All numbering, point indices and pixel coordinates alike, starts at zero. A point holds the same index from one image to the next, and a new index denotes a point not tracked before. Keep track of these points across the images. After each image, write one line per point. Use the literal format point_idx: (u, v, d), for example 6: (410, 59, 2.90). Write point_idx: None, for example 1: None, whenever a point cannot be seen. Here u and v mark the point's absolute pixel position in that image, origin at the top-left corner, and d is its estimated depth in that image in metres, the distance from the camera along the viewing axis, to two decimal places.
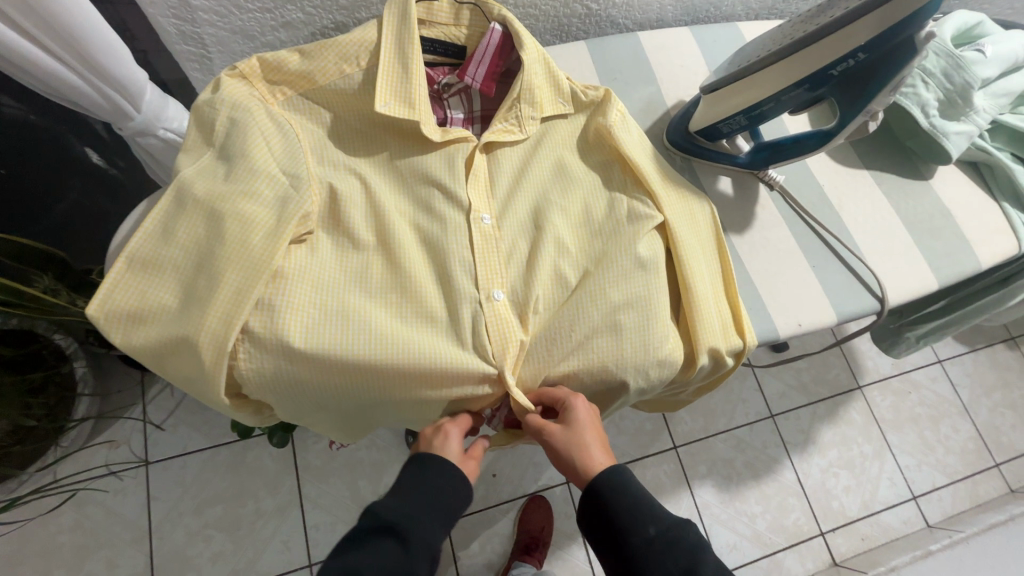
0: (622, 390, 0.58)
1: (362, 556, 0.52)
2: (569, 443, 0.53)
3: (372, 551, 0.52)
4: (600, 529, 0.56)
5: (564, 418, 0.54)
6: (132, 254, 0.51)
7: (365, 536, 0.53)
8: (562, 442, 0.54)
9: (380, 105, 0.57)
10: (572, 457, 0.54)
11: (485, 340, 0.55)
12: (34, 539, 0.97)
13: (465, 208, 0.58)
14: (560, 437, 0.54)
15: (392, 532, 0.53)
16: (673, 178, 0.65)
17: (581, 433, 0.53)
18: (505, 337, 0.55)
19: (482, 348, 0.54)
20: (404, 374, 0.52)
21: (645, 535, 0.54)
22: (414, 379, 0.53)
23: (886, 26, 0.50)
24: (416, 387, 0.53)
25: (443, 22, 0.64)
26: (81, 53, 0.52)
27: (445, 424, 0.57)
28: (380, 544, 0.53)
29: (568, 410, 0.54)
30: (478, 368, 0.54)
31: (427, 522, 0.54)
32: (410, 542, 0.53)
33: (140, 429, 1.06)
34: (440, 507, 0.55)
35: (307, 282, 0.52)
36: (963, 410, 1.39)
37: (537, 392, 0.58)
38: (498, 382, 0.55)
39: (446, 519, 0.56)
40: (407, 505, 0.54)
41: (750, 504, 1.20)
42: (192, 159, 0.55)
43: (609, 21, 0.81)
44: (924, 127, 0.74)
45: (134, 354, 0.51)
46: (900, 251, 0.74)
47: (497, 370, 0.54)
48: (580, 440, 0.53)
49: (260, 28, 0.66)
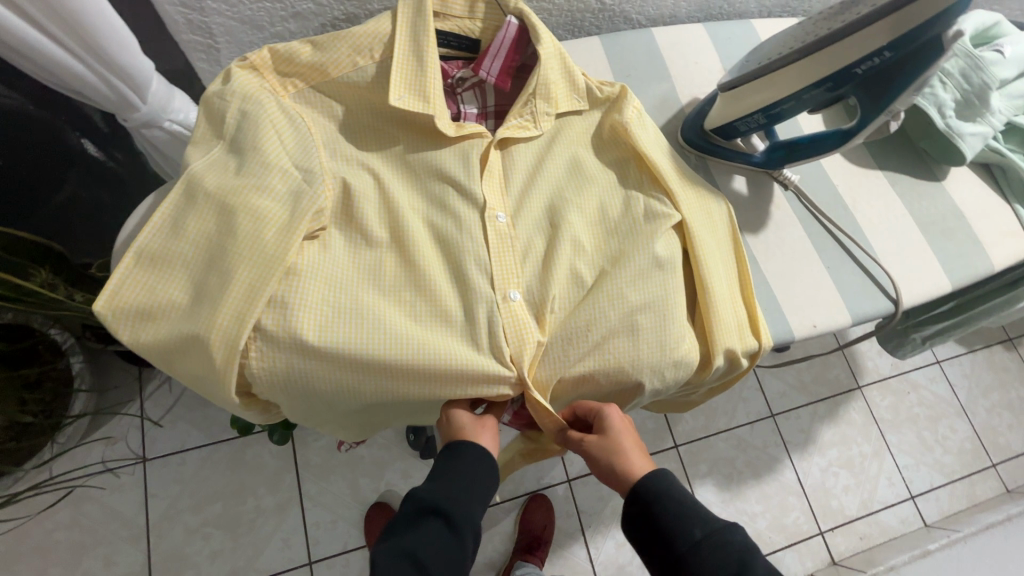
0: (639, 392, 0.57)
1: (412, 538, 0.52)
2: (608, 449, 0.55)
3: (421, 532, 0.53)
4: (644, 537, 0.55)
5: (600, 428, 0.56)
6: (141, 249, 0.50)
7: (408, 520, 0.54)
8: (601, 450, 0.55)
9: (394, 98, 0.56)
10: (614, 465, 0.56)
11: (502, 340, 0.54)
12: (29, 537, 0.95)
13: (480, 205, 0.57)
14: (599, 446, 0.55)
15: (437, 513, 0.53)
16: (690, 177, 0.64)
17: (620, 439, 0.55)
18: (522, 338, 0.54)
19: (499, 348, 0.54)
20: (419, 375, 0.51)
21: (692, 539, 0.53)
22: (429, 381, 0.52)
23: (914, 24, 0.49)
24: (431, 390, 0.52)
25: (458, 15, 0.63)
26: (86, 39, 0.50)
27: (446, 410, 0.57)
28: (428, 525, 0.53)
29: (604, 419, 0.56)
30: (495, 370, 0.53)
31: (468, 500, 0.55)
32: (456, 521, 0.53)
33: (138, 426, 1.04)
34: (477, 486, 0.56)
35: (321, 279, 0.51)
36: (961, 410, 1.39)
37: (569, 407, 0.60)
38: (517, 385, 0.55)
39: (483, 496, 0.56)
40: (450, 488, 0.54)
41: (750, 503, 1.20)
42: (202, 151, 0.54)
43: (622, 16, 0.80)
44: (940, 128, 0.73)
45: (142, 352, 0.50)
46: (913, 253, 0.74)
47: (515, 372, 0.54)
48: (618, 447, 0.55)
49: (270, 19, 0.64)
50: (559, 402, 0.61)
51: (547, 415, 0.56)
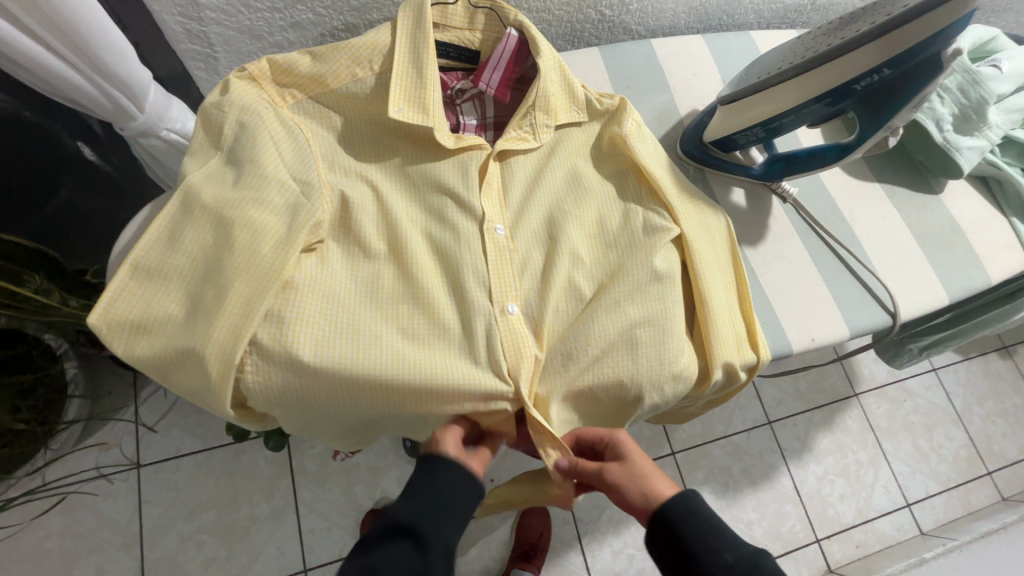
0: (639, 408, 0.57)
1: (377, 559, 0.49)
2: (626, 475, 0.54)
3: (388, 553, 0.49)
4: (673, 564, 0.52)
5: (615, 452, 0.56)
6: (137, 261, 0.49)
7: (378, 541, 0.50)
8: (623, 476, 0.54)
9: (393, 110, 0.56)
10: (641, 492, 0.54)
11: (501, 355, 0.54)
12: (19, 544, 0.94)
13: (479, 218, 0.57)
14: (621, 471, 0.55)
15: (406, 533, 0.50)
16: (689, 190, 0.64)
17: (639, 461, 0.55)
18: (520, 353, 0.54)
19: (497, 362, 0.53)
20: (415, 391, 0.51)
21: (723, 563, 0.50)
22: (425, 397, 0.51)
23: (914, 42, 0.50)
24: (425, 405, 0.52)
25: (457, 26, 0.63)
26: (82, 48, 0.50)
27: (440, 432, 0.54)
28: (395, 546, 0.49)
29: (619, 442, 0.57)
30: (493, 387, 0.53)
31: (442, 520, 0.51)
32: (424, 543, 0.49)
33: (132, 432, 1.03)
34: (454, 506, 0.52)
35: (318, 293, 0.51)
36: (956, 418, 1.40)
37: (574, 435, 0.59)
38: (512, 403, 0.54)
39: (461, 518, 0.52)
40: (421, 506, 0.51)
41: (747, 511, 1.20)
42: (198, 162, 0.53)
43: (622, 27, 0.80)
44: (937, 142, 0.74)
45: (136, 365, 0.50)
46: (911, 266, 0.74)
47: (512, 388, 0.54)
48: (641, 470, 0.55)
49: (269, 28, 0.64)
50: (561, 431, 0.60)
51: (549, 441, 0.55)
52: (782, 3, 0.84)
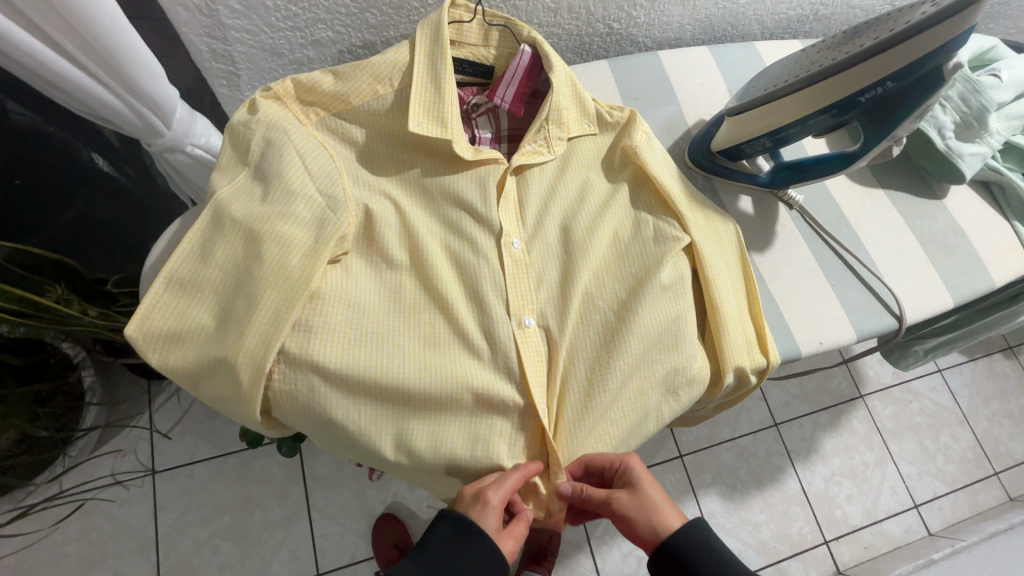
0: (652, 423, 0.58)
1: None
2: (636, 505, 0.56)
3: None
4: None
5: (626, 480, 0.57)
6: (171, 274, 0.52)
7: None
8: (632, 505, 0.56)
9: (413, 124, 0.58)
10: (648, 521, 0.56)
11: (519, 365, 0.56)
12: (38, 550, 0.96)
13: (497, 233, 0.59)
14: (631, 500, 0.56)
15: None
16: (698, 199, 0.66)
17: (649, 491, 0.57)
18: (539, 364, 0.57)
19: (515, 372, 0.56)
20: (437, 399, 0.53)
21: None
22: (444, 406, 0.53)
23: (916, 56, 0.51)
24: (445, 414, 0.53)
25: (472, 43, 0.66)
26: (117, 71, 0.52)
27: (490, 498, 0.50)
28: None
29: (631, 471, 0.56)
30: (510, 400, 0.55)
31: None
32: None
33: (147, 438, 1.05)
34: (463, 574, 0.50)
35: (343, 304, 0.53)
36: (962, 419, 1.41)
37: (581, 462, 0.57)
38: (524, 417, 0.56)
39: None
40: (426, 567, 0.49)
41: (754, 513, 1.21)
42: (227, 178, 0.56)
43: (630, 39, 0.82)
44: (939, 148, 0.76)
45: (169, 374, 0.52)
46: (916, 270, 0.76)
47: (528, 401, 0.56)
48: (650, 500, 0.56)
49: (290, 47, 0.67)
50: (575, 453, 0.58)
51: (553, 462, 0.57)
52: (785, 14, 0.86)
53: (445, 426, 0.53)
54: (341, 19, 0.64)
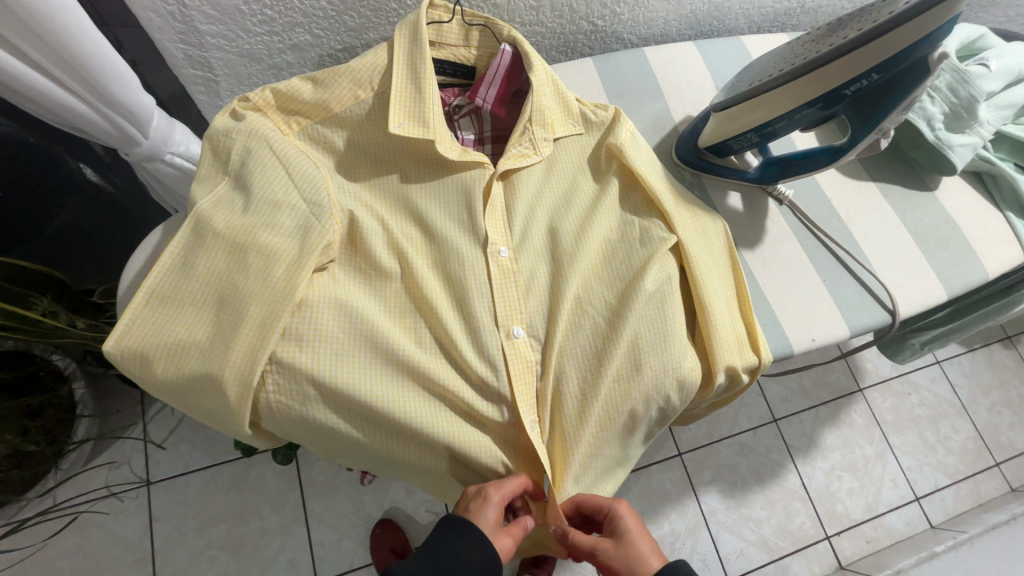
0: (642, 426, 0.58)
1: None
2: (620, 556, 0.54)
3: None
4: None
5: (612, 526, 0.56)
6: (152, 288, 0.51)
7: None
8: (616, 555, 0.54)
9: (394, 126, 0.57)
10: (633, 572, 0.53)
11: (508, 383, 0.56)
12: (32, 565, 0.95)
13: (482, 239, 0.58)
14: (615, 549, 0.54)
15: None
16: (685, 198, 0.65)
17: (634, 540, 0.55)
18: (525, 377, 0.57)
19: (500, 386, 0.55)
20: (427, 405, 0.53)
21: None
22: (435, 410, 0.54)
23: (901, 47, 0.50)
24: (433, 423, 0.53)
25: (452, 43, 0.65)
26: (88, 79, 0.50)
27: (487, 489, 0.52)
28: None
29: (616, 516, 0.56)
30: (486, 412, 0.55)
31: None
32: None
33: (141, 449, 1.04)
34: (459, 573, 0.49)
35: (330, 310, 0.52)
36: (961, 410, 1.40)
37: (574, 500, 0.57)
38: (506, 423, 0.57)
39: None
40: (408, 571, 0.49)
41: (755, 509, 1.20)
42: (207, 188, 0.55)
43: (615, 37, 0.82)
44: (929, 140, 0.75)
45: (156, 390, 0.51)
46: (909, 264, 0.75)
47: (509, 414, 0.56)
48: (635, 546, 0.55)
49: (268, 52, 0.66)
50: (566, 464, 0.57)
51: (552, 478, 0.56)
52: (771, 7, 0.85)
53: (432, 435, 0.53)
54: (319, 22, 0.63)
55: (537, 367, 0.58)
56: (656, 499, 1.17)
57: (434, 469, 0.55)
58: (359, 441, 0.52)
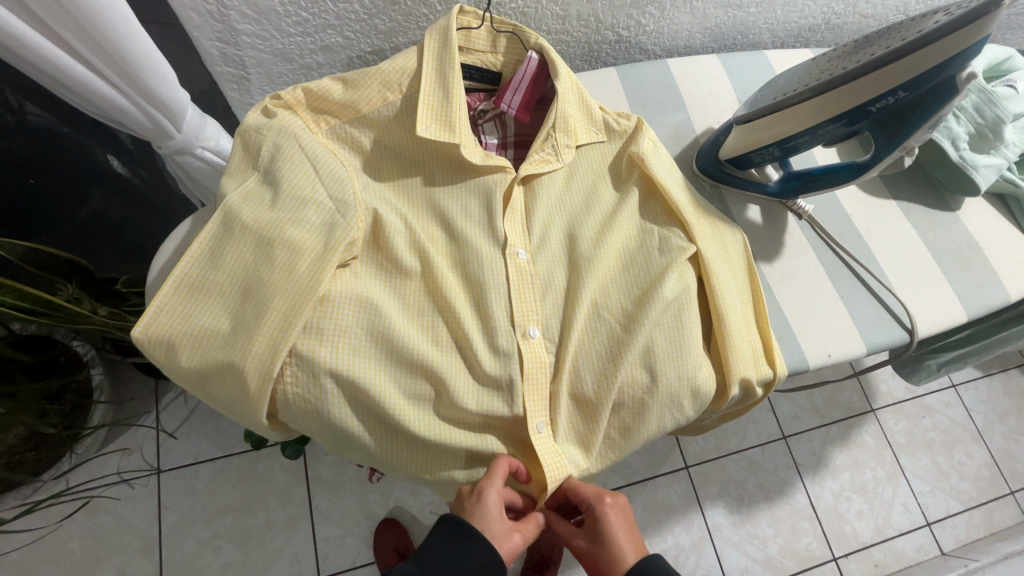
0: (653, 433, 0.58)
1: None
2: (596, 550, 0.58)
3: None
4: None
5: (592, 523, 0.59)
6: (181, 278, 0.52)
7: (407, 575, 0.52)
8: (591, 548, 0.59)
9: (422, 129, 0.58)
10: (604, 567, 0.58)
11: (522, 385, 0.56)
12: (44, 547, 0.97)
13: (501, 242, 0.59)
14: (588, 545, 0.59)
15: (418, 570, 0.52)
16: (705, 208, 0.65)
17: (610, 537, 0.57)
18: (539, 378, 0.57)
19: (515, 387, 0.56)
20: (430, 416, 0.54)
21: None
22: (438, 423, 0.55)
23: (928, 66, 0.51)
24: (435, 433, 0.54)
25: (480, 49, 0.66)
26: (128, 73, 0.52)
27: (480, 487, 0.54)
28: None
29: (597, 514, 0.58)
30: (499, 413, 0.55)
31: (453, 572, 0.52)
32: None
33: (153, 437, 1.06)
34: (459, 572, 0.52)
35: (351, 305, 0.53)
36: (977, 435, 1.37)
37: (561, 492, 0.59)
38: (518, 422, 0.57)
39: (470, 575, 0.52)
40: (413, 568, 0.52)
41: (761, 527, 1.19)
42: (237, 182, 0.56)
43: (638, 47, 0.82)
44: (954, 159, 0.75)
45: (179, 377, 0.52)
46: (928, 284, 0.74)
47: (522, 414, 0.56)
48: (609, 543, 0.57)
49: (300, 52, 0.67)
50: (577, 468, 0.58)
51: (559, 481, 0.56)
52: (796, 23, 0.85)
53: (436, 441, 0.54)
54: (351, 25, 0.65)
55: (552, 369, 0.58)
56: (661, 512, 1.16)
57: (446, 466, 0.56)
58: (373, 436, 0.53)
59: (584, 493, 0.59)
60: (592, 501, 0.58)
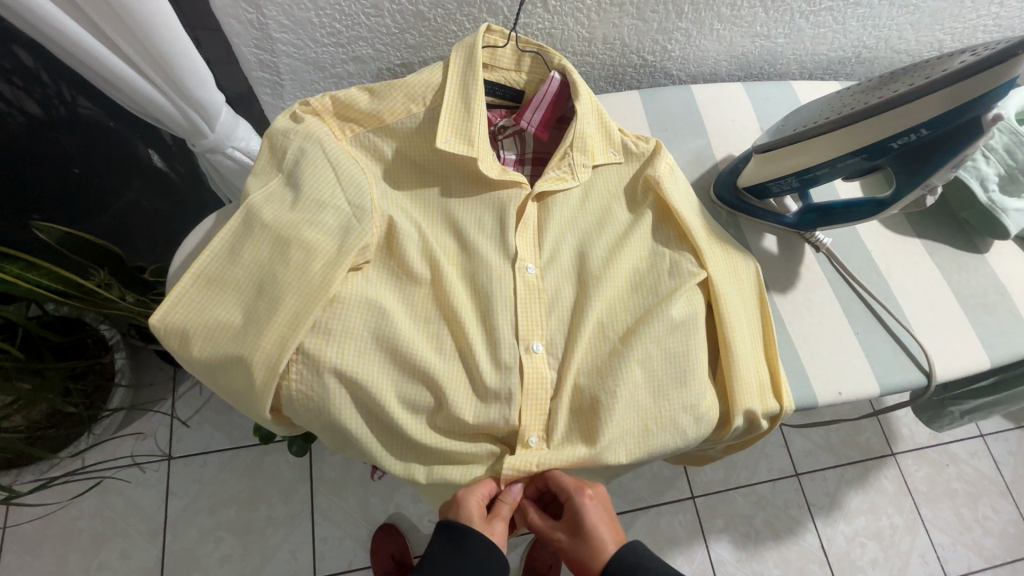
0: (651, 457, 0.58)
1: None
2: (576, 545, 0.60)
3: None
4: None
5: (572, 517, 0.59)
6: (200, 271, 0.54)
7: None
8: (572, 542, 0.61)
9: (441, 141, 0.59)
10: (585, 558, 0.60)
11: (520, 399, 0.56)
12: (54, 523, 0.99)
13: (512, 256, 0.60)
14: (569, 540, 0.60)
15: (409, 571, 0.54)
16: (718, 235, 0.65)
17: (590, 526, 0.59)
18: (539, 393, 0.57)
19: (513, 401, 0.56)
20: (428, 424, 0.55)
21: None
22: (435, 432, 0.55)
23: (952, 105, 0.50)
24: (432, 441, 0.55)
25: (505, 67, 0.68)
26: (167, 73, 0.55)
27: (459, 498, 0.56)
28: None
29: (576, 506, 0.58)
30: (497, 425, 0.56)
31: None
32: None
33: (167, 424, 1.09)
34: None
35: (360, 308, 0.54)
36: (1005, 490, 1.31)
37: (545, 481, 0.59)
38: (515, 434, 0.58)
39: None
40: None
41: (768, 566, 1.15)
42: (261, 183, 0.59)
43: (664, 72, 0.83)
44: (981, 202, 0.73)
45: (191, 366, 0.54)
46: (949, 326, 0.72)
47: (519, 426, 0.56)
48: (589, 535, 0.59)
49: (332, 61, 0.70)
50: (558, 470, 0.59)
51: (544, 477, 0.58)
52: (825, 55, 0.85)
53: (431, 448, 0.55)
54: (382, 38, 0.67)
55: (553, 386, 0.58)
56: (662, 540, 1.14)
57: (441, 476, 0.57)
58: (371, 439, 0.54)
59: (567, 487, 0.59)
60: (573, 493, 0.58)
